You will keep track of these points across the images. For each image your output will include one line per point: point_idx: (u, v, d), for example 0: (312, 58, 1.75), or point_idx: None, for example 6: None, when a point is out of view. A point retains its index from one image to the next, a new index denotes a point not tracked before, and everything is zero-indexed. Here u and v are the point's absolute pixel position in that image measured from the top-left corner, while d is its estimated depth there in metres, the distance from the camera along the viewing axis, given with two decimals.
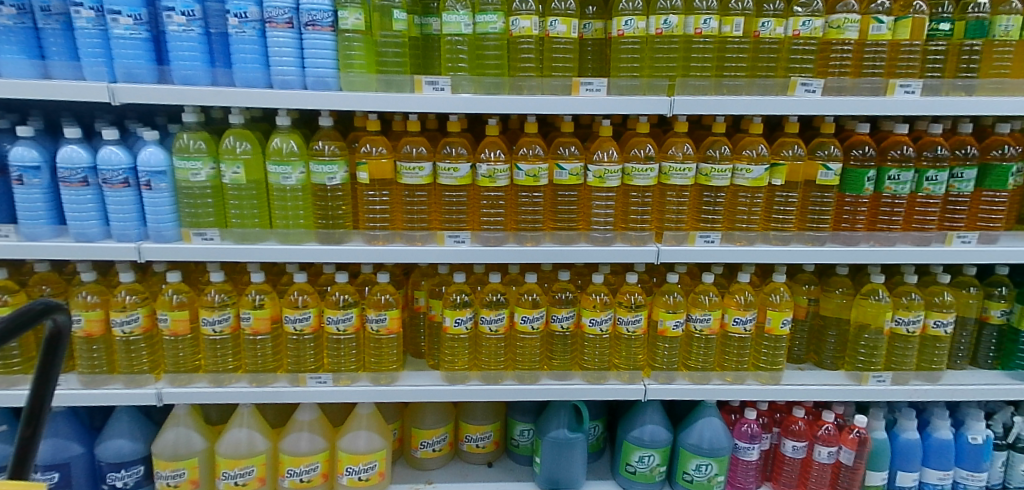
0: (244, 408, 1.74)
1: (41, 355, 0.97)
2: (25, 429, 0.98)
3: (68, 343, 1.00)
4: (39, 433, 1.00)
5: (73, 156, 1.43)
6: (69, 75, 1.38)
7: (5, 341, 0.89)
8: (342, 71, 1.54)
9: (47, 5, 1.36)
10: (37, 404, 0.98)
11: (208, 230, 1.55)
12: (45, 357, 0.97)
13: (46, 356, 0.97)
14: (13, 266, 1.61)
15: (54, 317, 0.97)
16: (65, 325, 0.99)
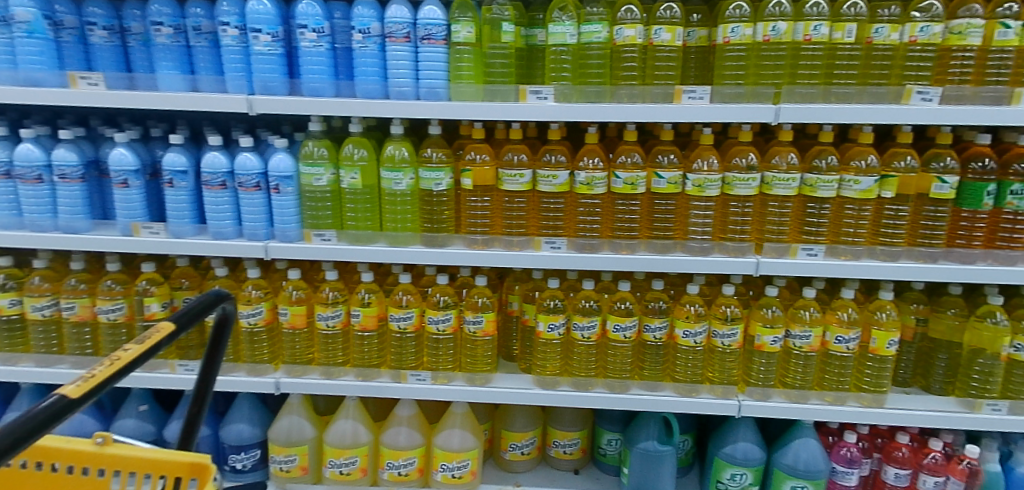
0: (350, 400, 1.83)
1: (210, 341, 1.07)
2: (193, 406, 1.09)
3: (233, 330, 1.09)
4: (204, 411, 1.11)
5: (215, 161, 1.56)
6: (214, 88, 1.51)
7: (188, 328, 0.99)
8: (452, 82, 1.61)
9: (199, 25, 1.49)
10: (204, 385, 1.08)
11: (327, 232, 1.66)
12: (213, 343, 1.07)
13: (215, 342, 1.07)
14: (159, 261, 1.73)
15: (223, 306, 1.07)
16: (231, 313, 1.09)
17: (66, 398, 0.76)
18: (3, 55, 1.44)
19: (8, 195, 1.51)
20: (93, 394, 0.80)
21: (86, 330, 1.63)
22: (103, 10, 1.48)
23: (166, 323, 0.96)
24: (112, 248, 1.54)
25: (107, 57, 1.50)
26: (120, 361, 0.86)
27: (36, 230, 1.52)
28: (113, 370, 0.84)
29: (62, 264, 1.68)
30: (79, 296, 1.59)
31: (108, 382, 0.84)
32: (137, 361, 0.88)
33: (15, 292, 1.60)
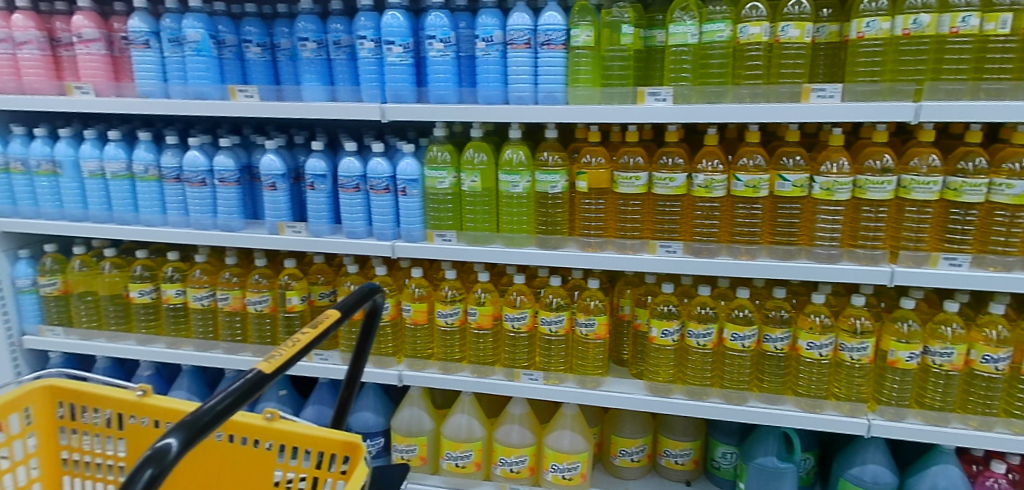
0: (466, 396, 1.89)
1: (360, 331, 1.11)
2: (345, 390, 1.15)
3: (380, 321, 1.13)
4: (354, 394, 1.16)
5: (350, 166, 1.68)
6: (350, 98, 1.62)
7: (346, 318, 1.04)
8: (570, 86, 1.63)
9: (339, 39, 1.61)
10: (353, 373, 1.13)
11: (448, 232, 1.73)
12: (362, 334, 1.11)
13: (364, 332, 1.11)
14: (298, 257, 1.88)
15: (373, 299, 1.11)
16: (379, 305, 1.13)
17: (262, 374, 0.82)
18: (176, 72, 1.63)
19: (177, 197, 1.70)
20: (282, 371, 0.86)
21: (236, 318, 1.81)
22: (258, 29, 1.63)
23: (332, 310, 1.03)
24: (262, 245, 1.69)
25: (260, 72, 1.66)
26: (296, 345, 0.92)
27: (199, 228, 1.70)
28: (294, 351, 0.91)
29: (218, 259, 1.87)
30: (232, 288, 1.76)
31: (290, 363, 0.90)
32: (311, 345, 0.95)
33: (180, 283, 1.80)
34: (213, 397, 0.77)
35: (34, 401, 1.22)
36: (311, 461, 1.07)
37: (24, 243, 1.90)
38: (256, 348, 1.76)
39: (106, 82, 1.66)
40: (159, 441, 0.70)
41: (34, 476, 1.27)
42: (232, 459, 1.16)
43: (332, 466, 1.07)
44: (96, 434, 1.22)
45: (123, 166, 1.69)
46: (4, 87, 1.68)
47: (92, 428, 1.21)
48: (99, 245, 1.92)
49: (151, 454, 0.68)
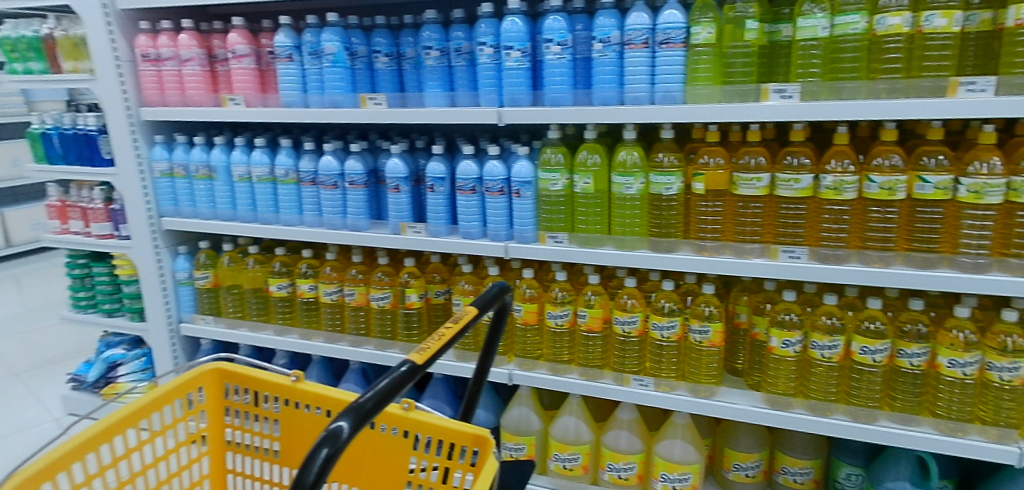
0: (574, 398, 1.88)
1: (489, 328, 1.14)
2: (471, 386, 1.18)
3: (508, 320, 1.15)
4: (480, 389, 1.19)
5: (467, 168, 1.73)
6: (470, 103, 1.68)
7: (482, 314, 1.07)
8: (689, 85, 1.59)
9: (460, 46, 1.66)
10: (481, 368, 1.16)
11: (560, 234, 1.73)
12: (490, 332, 1.14)
13: (493, 330, 1.14)
14: (416, 256, 1.96)
15: (504, 298, 1.14)
16: (509, 304, 1.15)
17: (415, 365, 0.86)
18: (315, 83, 1.75)
19: (313, 198, 1.82)
20: (431, 363, 0.90)
21: (361, 313, 1.91)
22: (386, 39, 1.72)
23: (469, 307, 1.06)
24: (384, 244, 1.78)
25: (387, 80, 1.74)
26: (443, 338, 0.96)
27: (331, 228, 1.81)
28: (440, 345, 0.94)
29: (345, 257, 1.99)
30: (358, 284, 1.86)
31: (436, 356, 0.93)
32: (453, 339, 0.98)
33: (312, 278, 1.93)
34: (371, 388, 0.80)
35: (205, 383, 1.27)
36: (443, 450, 1.11)
37: (182, 240, 2.11)
38: (376, 342, 1.87)
39: (254, 93, 1.81)
40: (331, 424, 0.72)
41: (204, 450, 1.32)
42: (366, 443, 1.21)
43: (463, 459, 1.10)
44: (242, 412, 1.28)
45: (267, 170, 1.84)
46: (170, 100, 1.87)
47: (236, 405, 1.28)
48: (243, 242, 2.08)
49: (326, 435, 0.71)
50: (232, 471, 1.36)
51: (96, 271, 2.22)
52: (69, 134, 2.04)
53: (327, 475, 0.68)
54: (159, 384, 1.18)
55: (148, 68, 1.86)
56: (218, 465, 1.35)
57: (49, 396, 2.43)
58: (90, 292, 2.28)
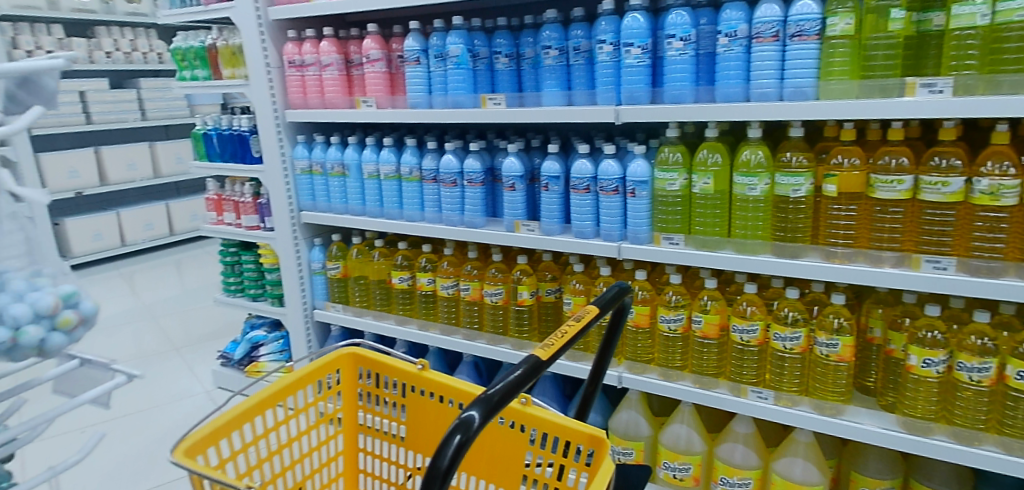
0: (686, 407, 1.82)
1: (607, 328, 1.14)
2: (586, 387, 1.19)
3: (626, 321, 1.14)
4: (596, 389, 1.19)
5: (582, 167, 1.72)
6: (586, 102, 1.67)
7: (604, 314, 1.06)
8: (822, 80, 1.48)
9: (579, 45, 1.66)
10: (597, 368, 1.16)
11: (676, 236, 1.67)
12: (608, 332, 1.14)
13: (610, 331, 1.13)
14: (529, 254, 1.98)
15: (625, 298, 1.13)
16: (628, 304, 1.14)
17: (539, 360, 0.87)
18: (439, 85, 1.82)
19: (433, 196, 1.90)
20: (555, 359, 0.91)
21: (474, 308, 1.98)
22: (507, 40, 1.75)
23: (590, 306, 1.06)
24: (499, 242, 1.81)
25: (506, 80, 1.78)
26: (565, 336, 0.97)
27: (449, 224, 1.89)
28: (562, 342, 0.95)
29: (461, 252, 2.05)
30: (472, 279, 1.92)
31: (559, 353, 0.94)
32: (576, 337, 0.99)
33: (431, 272, 2.01)
34: (498, 380, 0.82)
35: (342, 366, 1.37)
36: (558, 447, 1.11)
37: (317, 232, 2.27)
38: (487, 338, 1.91)
39: (385, 95, 1.91)
40: (462, 413, 0.76)
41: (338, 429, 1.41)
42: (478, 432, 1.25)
43: (577, 457, 1.10)
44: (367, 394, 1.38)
45: (393, 168, 1.94)
46: (311, 103, 2.03)
47: (365, 388, 1.38)
48: (371, 236, 2.20)
49: (458, 422, 0.74)
50: (363, 450, 1.44)
51: (244, 259, 2.44)
52: (226, 134, 2.26)
53: (459, 461, 0.71)
54: (300, 366, 1.27)
55: (294, 74, 2.02)
56: (351, 444, 1.43)
57: (202, 369, 2.71)
58: (239, 278, 2.52)
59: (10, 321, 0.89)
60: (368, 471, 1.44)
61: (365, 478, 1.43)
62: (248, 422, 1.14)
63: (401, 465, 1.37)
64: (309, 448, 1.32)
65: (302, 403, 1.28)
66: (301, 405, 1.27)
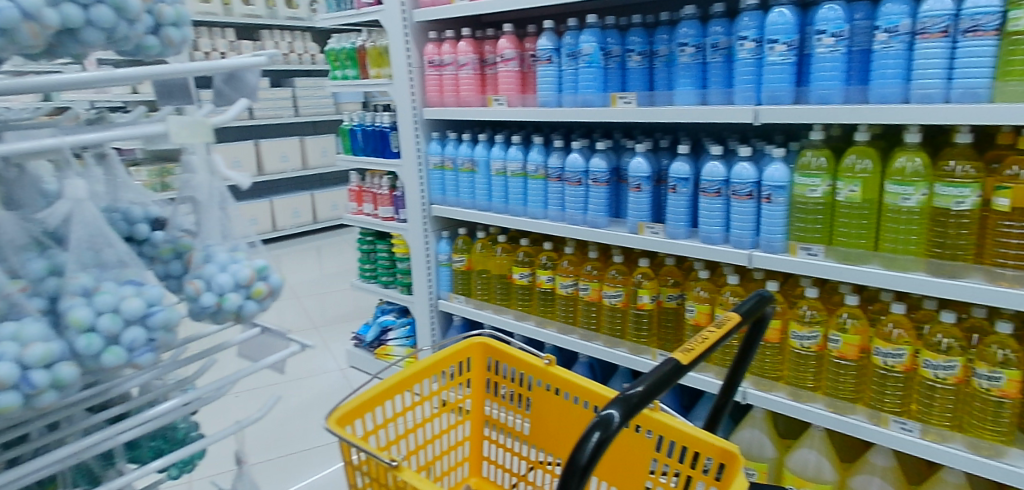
0: (816, 431, 1.70)
1: (745, 336, 1.10)
2: (719, 397, 1.15)
3: (766, 330, 1.09)
4: (729, 402, 1.15)
5: (714, 170, 1.65)
6: (722, 101, 1.61)
7: (743, 322, 1.03)
8: (999, 80, 1.30)
9: (717, 42, 1.59)
10: (730, 379, 1.12)
11: (815, 247, 1.55)
12: (746, 340, 1.10)
13: (748, 338, 1.09)
14: (651, 257, 1.94)
15: (766, 307, 1.09)
16: (770, 314, 1.09)
17: (678, 365, 0.87)
18: (570, 83, 1.83)
19: (558, 194, 1.91)
20: (696, 365, 0.90)
21: (593, 308, 1.97)
22: (641, 38, 1.72)
23: (731, 313, 1.03)
24: (623, 243, 1.79)
25: (638, 79, 1.75)
26: (706, 341, 0.95)
27: (572, 223, 1.89)
28: (703, 347, 0.94)
29: (582, 251, 2.05)
30: (592, 280, 1.91)
31: (699, 358, 0.93)
32: (716, 343, 0.96)
33: (551, 270, 2.02)
34: (638, 381, 0.83)
35: (473, 354, 1.41)
36: (686, 457, 1.09)
37: (445, 226, 2.36)
38: (604, 339, 1.90)
39: (516, 94, 1.96)
40: (601, 411, 0.78)
41: (466, 415, 1.46)
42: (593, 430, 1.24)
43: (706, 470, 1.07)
44: (496, 382, 1.42)
45: (520, 165, 1.98)
46: (447, 101, 2.12)
47: (495, 376, 1.42)
48: (494, 232, 2.25)
49: (598, 419, 0.76)
50: (487, 438, 1.48)
51: (379, 247, 2.60)
52: (369, 130, 2.41)
53: (599, 457, 0.74)
54: (434, 353, 1.33)
55: (432, 73, 2.12)
56: (477, 431, 1.48)
57: (337, 348, 2.92)
58: (373, 265, 2.69)
59: (214, 288, 0.86)
60: (492, 459, 1.48)
61: (488, 465, 1.48)
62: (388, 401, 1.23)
63: (523, 457, 1.40)
64: (440, 429, 1.40)
65: (430, 390, 1.33)
66: (436, 388, 1.35)
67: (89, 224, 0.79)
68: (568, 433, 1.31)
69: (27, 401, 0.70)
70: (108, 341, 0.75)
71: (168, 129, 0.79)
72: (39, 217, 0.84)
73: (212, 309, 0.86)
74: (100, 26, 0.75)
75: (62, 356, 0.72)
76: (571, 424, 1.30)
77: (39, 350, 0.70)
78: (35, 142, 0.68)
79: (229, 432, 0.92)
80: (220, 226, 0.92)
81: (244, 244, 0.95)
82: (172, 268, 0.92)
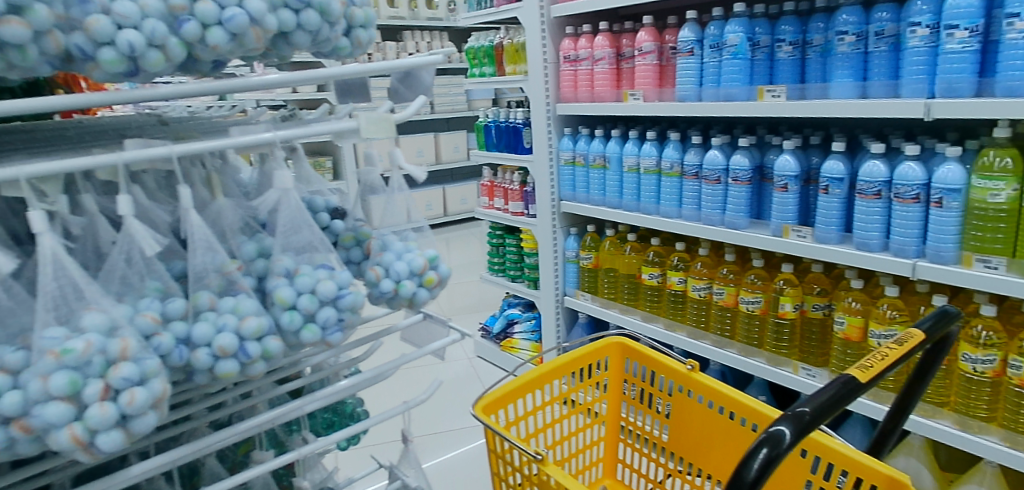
0: (988, 467, 1.50)
1: (923, 354, 1.00)
2: (885, 421, 1.05)
3: (950, 351, 0.99)
4: (897, 429, 1.05)
5: (874, 170, 1.51)
6: (885, 94, 1.46)
7: (925, 341, 0.94)
8: None
9: (882, 29, 1.45)
10: (901, 402, 1.02)
11: (994, 258, 1.35)
12: (924, 360, 1.00)
13: (928, 356, 1.00)
14: (794, 262, 1.82)
15: (952, 325, 0.99)
16: (954, 333, 0.99)
17: (856, 382, 0.81)
18: (712, 76, 1.75)
19: (693, 193, 1.84)
20: (876, 384, 0.83)
21: (727, 314, 1.86)
22: (793, 26, 1.62)
23: (915, 330, 0.94)
24: (766, 246, 1.69)
25: (788, 71, 1.64)
26: (888, 357, 0.87)
27: (708, 223, 1.81)
28: (884, 364, 0.86)
29: (717, 254, 1.97)
30: (728, 284, 1.83)
31: (879, 377, 0.85)
32: (897, 361, 0.88)
33: (683, 272, 1.96)
34: (809, 397, 0.79)
35: (609, 353, 1.40)
36: (843, 481, 1.03)
37: (574, 222, 2.36)
38: (739, 347, 1.82)
39: (653, 88, 1.91)
40: (770, 428, 0.74)
41: (602, 414, 1.45)
42: (735, 439, 1.21)
43: None
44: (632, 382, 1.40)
45: (654, 162, 1.93)
46: (581, 96, 2.11)
47: (630, 377, 1.41)
48: (624, 230, 2.21)
49: (766, 436, 0.73)
50: (623, 441, 1.46)
51: (507, 241, 2.66)
52: (503, 126, 2.46)
53: (766, 476, 0.70)
54: (572, 349, 1.34)
55: (568, 68, 2.12)
56: (612, 432, 1.46)
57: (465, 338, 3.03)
58: (501, 259, 2.75)
59: (393, 274, 0.93)
60: (626, 463, 1.45)
61: (623, 469, 1.46)
62: (530, 393, 1.26)
63: (660, 464, 1.36)
64: (576, 427, 1.40)
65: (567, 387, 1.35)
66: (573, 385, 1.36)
67: (293, 211, 0.87)
68: (708, 441, 1.27)
69: (243, 368, 0.79)
70: (306, 318, 0.84)
71: (359, 125, 0.83)
72: (247, 205, 0.94)
73: (389, 294, 0.93)
74: (308, 29, 0.82)
75: (271, 330, 0.81)
76: (711, 432, 1.26)
77: (253, 324, 0.78)
78: (253, 136, 0.76)
79: (395, 412, 0.98)
80: (391, 215, 0.99)
81: (410, 231, 1.01)
82: (352, 254, 0.98)
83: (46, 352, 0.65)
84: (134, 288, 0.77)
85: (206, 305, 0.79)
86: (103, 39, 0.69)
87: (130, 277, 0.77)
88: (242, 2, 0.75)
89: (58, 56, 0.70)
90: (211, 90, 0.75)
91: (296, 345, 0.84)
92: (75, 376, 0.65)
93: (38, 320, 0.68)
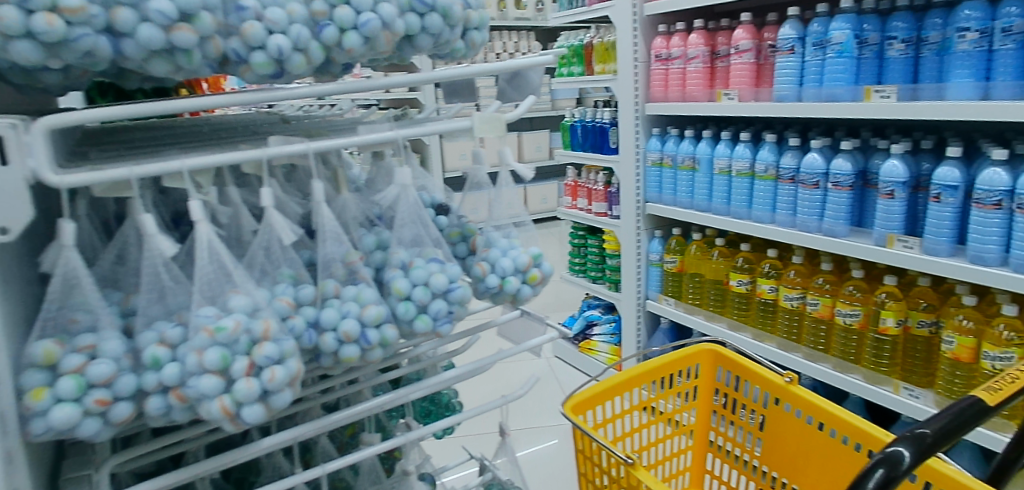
0: None
1: None
2: (1009, 448, 0.98)
3: None
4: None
5: (995, 178, 1.39)
6: (1010, 96, 1.33)
7: None
8: None
9: (1011, 25, 1.34)
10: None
11: None
12: None
13: None
14: (898, 275, 1.71)
15: None
16: None
17: (984, 405, 0.75)
18: (814, 75, 1.68)
19: (789, 197, 1.76)
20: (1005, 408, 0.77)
21: (822, 326, 1.79)
22: (906, 23, 1.51)
23: None
24: (867, 256, 1.59)
25: (898, 70, 1.54)
26: (1017, 381, 0.81)
27: (804, 230, 1.73)
28: (1013, 387, 0.80)
29: (812, 263, 1.89)
30: (823, 294, 1.74)
31: (1007, 401, 0.79)
32: None
33: (774, 280, 1.89)
34: (930, 418, 0.74)
35: (701, 360, 1.37)
36: None
37: (659, 225, 2.32)
38: (834, 362, 1.74)
39: (748, 88, 1.84)
40: (887, 448, 0.71)
41: (692, 422, 1.42)
42: (836, 457, 1.16)
43: None
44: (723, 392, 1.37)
45: (747, 165, 1.86)
46: (671, 96, 2.07)
47: (721, 385, 1.37)
48: (712, 234, 2.16)
49: (883, 456, 0.69)
50: (712, 451, 1.42)
51: (589, 242, 2.64)
52: (589, 126, 2.45)
53: None
54: (663, 354, 1.33)
55: (659, 67, 2.08)
56: (702, 441, 1.43)
57: None
58: (582, 259, 2.73)
59: (499, 270, 0.95)
60: (715, 474, 1.42)
61: (711, 479, 1.42)
62: (620, 395, 1.25)
63: (751, 477, 1.31)
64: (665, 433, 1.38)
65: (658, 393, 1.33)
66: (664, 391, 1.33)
67: (412, 207, 0.90)
68: (805, 457, 1.22)
69: (363, 353, 0.83)
70: (419, 309, 0.87)
71: (473, 124, 0.85)
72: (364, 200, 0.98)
73: (495, 289, 0.95)
74: (431, 32, 0.86)
75: (388, 318, 0.85)
76: (809, 447, 1.21)
77: (373, 312, 0.82)
78: (377, 134, 0.79)
79: (494, 405, 0.99)
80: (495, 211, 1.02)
81: (513, 227, 1.02)
82: (459, 249, 1.01)
83: (201, 329, 0.71)
84: (270, 274, 0.82)
85: (331, 293, 0.83)
86: (255, 44, 0.74)
87: (268, 264, 0.82)
88: (375, 7, 0.79)
89: (217, 59, 0.75)
90: (338, 90, 0.80)
91: (410, 334, 0.88)
92: (226, 351, 0.71)
93: (193, 300, 0.74)
